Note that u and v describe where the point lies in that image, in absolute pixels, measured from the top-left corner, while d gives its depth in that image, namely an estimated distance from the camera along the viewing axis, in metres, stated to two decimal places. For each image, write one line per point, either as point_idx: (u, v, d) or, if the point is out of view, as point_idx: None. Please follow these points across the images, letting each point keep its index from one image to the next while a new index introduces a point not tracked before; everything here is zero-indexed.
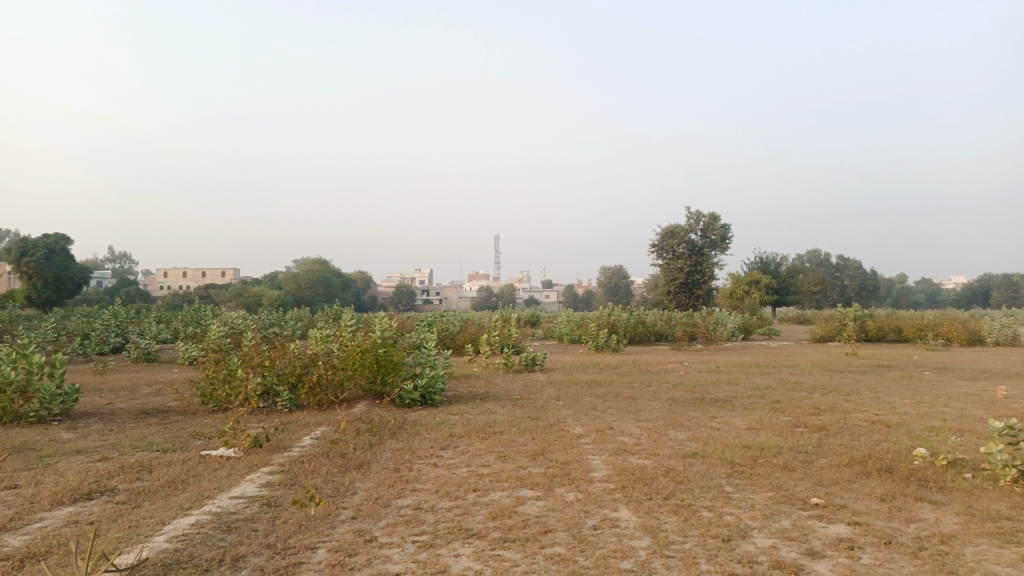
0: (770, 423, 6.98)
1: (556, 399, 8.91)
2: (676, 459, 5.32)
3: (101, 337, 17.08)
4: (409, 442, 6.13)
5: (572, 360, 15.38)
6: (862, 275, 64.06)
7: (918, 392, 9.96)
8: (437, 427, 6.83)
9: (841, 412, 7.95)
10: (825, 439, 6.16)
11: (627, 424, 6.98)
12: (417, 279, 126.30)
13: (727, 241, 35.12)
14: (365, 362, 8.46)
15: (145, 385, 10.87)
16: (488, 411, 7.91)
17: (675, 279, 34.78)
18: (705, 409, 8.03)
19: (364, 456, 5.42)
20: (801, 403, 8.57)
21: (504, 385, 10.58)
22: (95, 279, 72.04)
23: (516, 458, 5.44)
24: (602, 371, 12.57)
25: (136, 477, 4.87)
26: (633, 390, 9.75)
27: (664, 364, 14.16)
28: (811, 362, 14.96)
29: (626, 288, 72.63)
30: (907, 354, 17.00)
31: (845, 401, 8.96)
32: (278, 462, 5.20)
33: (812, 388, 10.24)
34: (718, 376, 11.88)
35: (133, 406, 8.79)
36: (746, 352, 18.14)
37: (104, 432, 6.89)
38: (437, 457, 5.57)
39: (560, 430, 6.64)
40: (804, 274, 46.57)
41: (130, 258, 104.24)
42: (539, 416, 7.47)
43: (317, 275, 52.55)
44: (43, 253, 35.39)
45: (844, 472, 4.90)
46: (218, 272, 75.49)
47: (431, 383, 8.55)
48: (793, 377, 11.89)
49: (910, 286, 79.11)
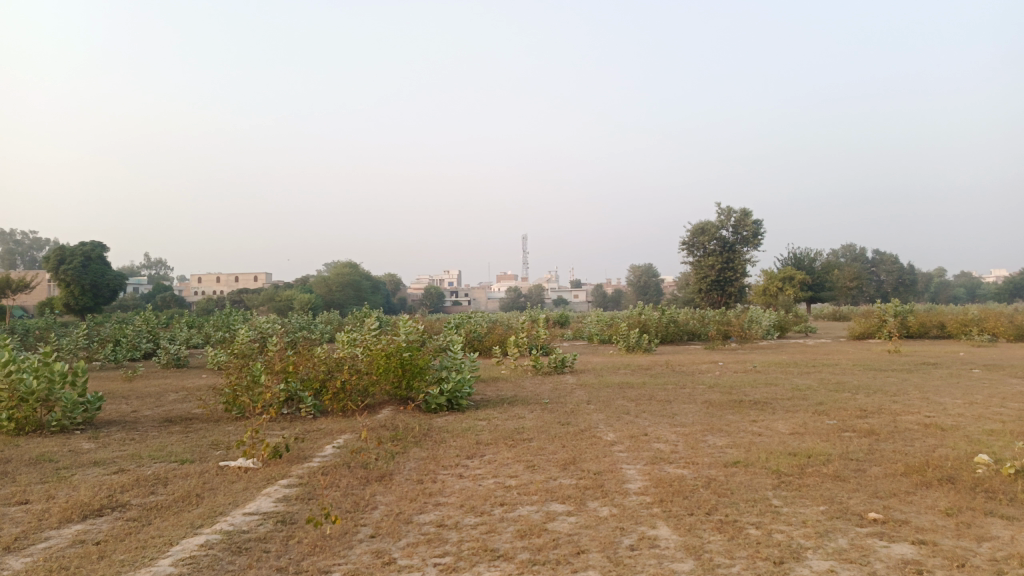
0: (815, 428, 6.59)
1: (587, 403, 8.60)
2: (717, 469, 4.98)
3: (133, 343, 17.15)
4: (433, 450, 5.88)
5: (603, 361, 15.07)
6: (898, 270, 62.71)
7: (970, 392, 9.43)
8: (463, 435, 6.56)
9: (890, 414, 7.51)
10: (876, 445, 5.76)
11: (662, 430, 6.64)
12: (446, 280, 126.83)
13: (759, 236, 34.42)
14: (390, 366, 8.24)
15: (172, 392, 10.78)
16: (517, 416, 7.63)
17: (706, 277, 34.21)
18: (743, 413, 7.64)
19: (386, 466, 5.16)
20: (845, 405, 8.14)
21: (533, 388, 10.28)
22: (132, 286, 73.29)
23: (545, 468, 5.14)
24: (635, 372, 12.21)
25: (150, 492, 4.67)
26: (667, 393, 9.38)
27: (698, 365, 13.76)
28: (852, 361, 14.39)
29: (655, 287, 71.84)
30: (953, 351, 16.34)
31: (893, 402, 8.51)
32: (297, 474, 4.97)
33: (856, 389, 9.77)
34: (755, 377, 11.44)
35: (158, 414, 8.67)
36: (782, 351, 17.59)
37: (125, 442, 6.75)
38: (462, 466, 5.30)
39: (591, 437, 6.33)
40: (839, 269, 45.59)
41: (165, 265, 105.95)
42: (569, 422, 7.17)
43: (348, 278, 52.85)
44: (80, 260, 35.97)
45: (902, 483, 4.51)
46: (251, 277, 76.38)
47: (457, 387, 8.34)
48: (834, 377, 11.41)
49: (949, 282, 77.25)
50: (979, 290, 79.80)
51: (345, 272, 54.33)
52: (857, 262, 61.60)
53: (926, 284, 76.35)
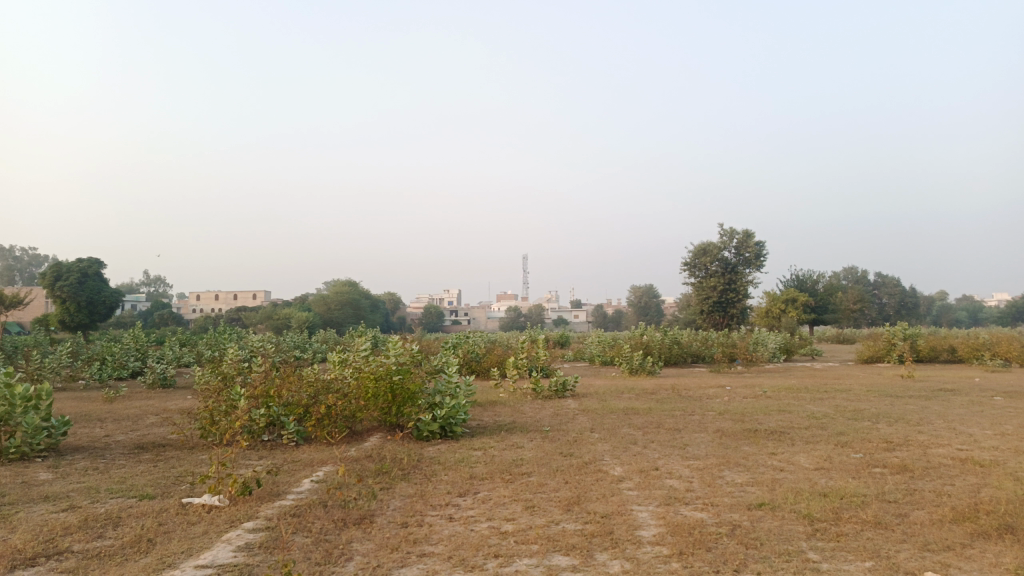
0: (841, 463, 6.02)
1: (590, 430, 8.03)
2: (740, 513, 4.41)
3: (121, 361, 16.51)
4: (423, 486, 5.31)
5: (605, 384, 14.55)
6: (901, 293, 62.27)
7: (998, 421, 8.82)
8: (456, 467, 5.98)
9: (918, 447, 6.93)
10: (913, 484, 5.18)
11: (674, 463, 6.08)
12: (446, 299, 126.50)
13: (761, 258, 33.90)
14: (379, 391, 7.69)
15: (151, 415, 10.19)
16: (514, 446, 7.06)
17: (708, 298, 33.66)
18: (760, 444, 7.06)
19: (367, 506, 4.59)
20: (868, 436, 7.56)
21: (532, 414, 9.69)
22: (129, 303, 72.72)
23: (545, 510, 4.56)
24: (640, 397, 11.62)
25: (97, 536, 4.11)
26: (676, 420, 8.82)
27: (704, 389, 13.17)
28: (865, 386, 13.76)
29: (656, 307, 71.49)
30: (968, 377, 15.76)
31: (918, 432, 7.93)
32: (266, 515, 4.40)
33: (876, 418, 9.17)
34: (767, 403, 10.84)
35: (131, 439, 8.08)
36: (791, 375, 16.98)
37: (87, 472, 6.18)
38: (453, 506, 4.73)
39: (597, 471, 5.77)
40: (842, 292, 45.13)
41: (164, 283, 105.46)
42: (572, 453, 6.58)
43: (347, 297, 52.38)
44: (76, 277, 35.49)
45: (955, 532, 3.94)
46: (250, 294, 75.89)
47: (451, 414, 7.79)
48: (850, 404, 10.81)
49: (950, 306, 76.69)
50: (982, 314, 79.21)
51: (343, 290, 53.80)
52: (858, 284, 61.17)
53: (929, 307, 75.59)
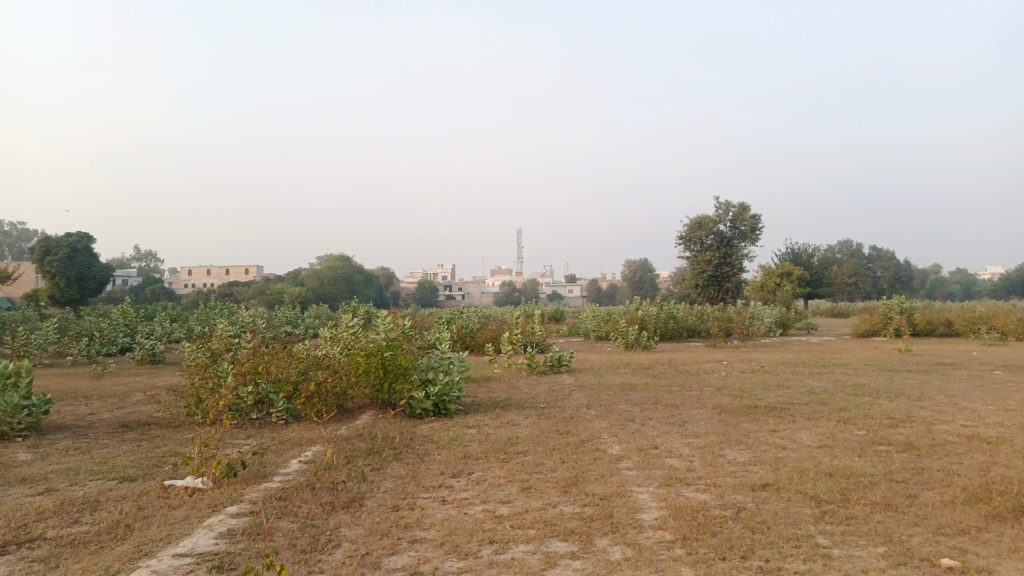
0: (844, 441, 5.86)
1: (587, 407, 7.86)
2: (744, 494, 4.25)
3: (109, 337, 16.29)
4: (415, 466, 5.14)
5: (600, 359, 14.39)
6: (895, 266, 62.27)
7: (1000, 396, 8.68)
8: (449, 447, 5.81)
9: (921, 423, 6.78)
10: (919, 463, 5.03)
11: (673, 442, 5.91)
12: (440, 274, 126.31)
13: (757, 232, 33.68)
14: (371, 367, 7.49)
15: (139, 392, 9.99)
16: (510, 424, 6.88)
17: (702, 273, 33.50)
18: (760, 421, 6.90)
19: (356, 489, 4.42)
20: (870, 412, 7.41)
21: (528, 390, 9.53)
22: (121, 279, 72.17)
23: (542, 491, 4.39)
24: (636, 372, 11.46)
25: (71, 522, 3.92)
26: (674, 396, 8.66)
27: (701, 364, 13.02)
28: (862, 360, 13.63)
29: (650, 282, 71.42)
30: (965, 350, 15.65)
31: (920, 408, 7.79)
32: (250, 498, 4.21)
33: (877, 393, 9.03)
34: (765, 378, 10.69)
35: (116, 418, 7.87)
36: (787, 349, 16.87)
37: (68, 452, 5.97)
38: (446, 488, 4.55)
39: (594, 449, 5.60)
40: (836, 267, 45.05)
41: (157, 258, 104.73)
42: (569, 431, 6.41)
43: (340, 271, 52.07)
44: (65, 252, 35.03)
45: (969, 515, 3.79)
46: (243, 269, 75.38)
47: (445, 390, 7.62)
48: (849, 378, 10.68)
49: (942, 280, 76.82)
50: (974, 287, 79.46)
51: (336, 265, 53.36)
52: (852, 258, 61.07)
53: (922, 281, 75.68)
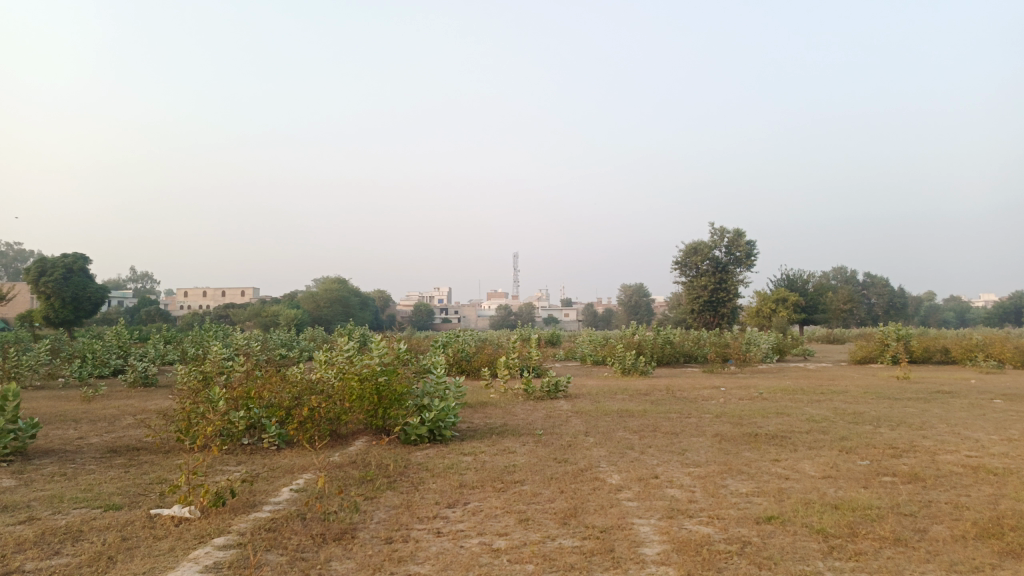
0: (848, 471, 5.74)
1: (585, 434, 7.73)
2: (748, 527, 4.13)
3: (102, 359, 16.13)
4: (410, 496, 5.00)
5: (597, 384, 14.26)
6: (889, 293, 62.38)
7: (1002, 426, 8.58)
8: (445, 475, 5.67)
9: (925, 453, 6.67)
10: (926, 495, 4.91)
11: (674, 471, 5.78)
12: (436, 298, 126.22)
13: (752, 258, 33.72)
14: (365, 392, 7.37)
15: (129, 415, 9.83)
16: (506, 451, 6.75)
17: (698, 298, 33.47)
18: (762, 450, 6.78)
19: (349, 519, 4.28)
20: (873, 442, 7.29)
21: (524, 416, 9.39)
22: (116, 300, 71.91)
23: (540, 523, 4.26)
24: (633, 398, 11.33)
25: (51, 553, 3.77)
26: (673, 424, 8.53)
27: (699, 390, 12.90)
28: (861, 387, 13.52)
29: (646, 307, 71.39)
30: (963, 378, 15.55)
31: (922, 437, 7.68)
32: (238, 529, 4.07)
33: (877, 421, 8.91)
34: (764, 405, 10.56)
35: (105, 442, 7.70)
36: (785, 375, 16.76)
37: (53, 478, 5.81)
38: (441, 519, 4.42)
39: (593, 479, 5.47)
40: (832, 293, 45.10)
41: (152, 279, 104.48)
42: (566, 459, 6.28)
43: (336, 294, 51.94)
44: (61, 272, 34.85)
45: (981, 551, 3.67)
46: (238, 291, 75.24)
47: (441, 416, 7.49)
48: (849, 406, 10.56)
49: (937, 307, 76.96)
50: (969, 314, 79.61)
51: (332, 288, 53.28)
52: (847, 285, 61.18)
53: (917, 307, 75.79)
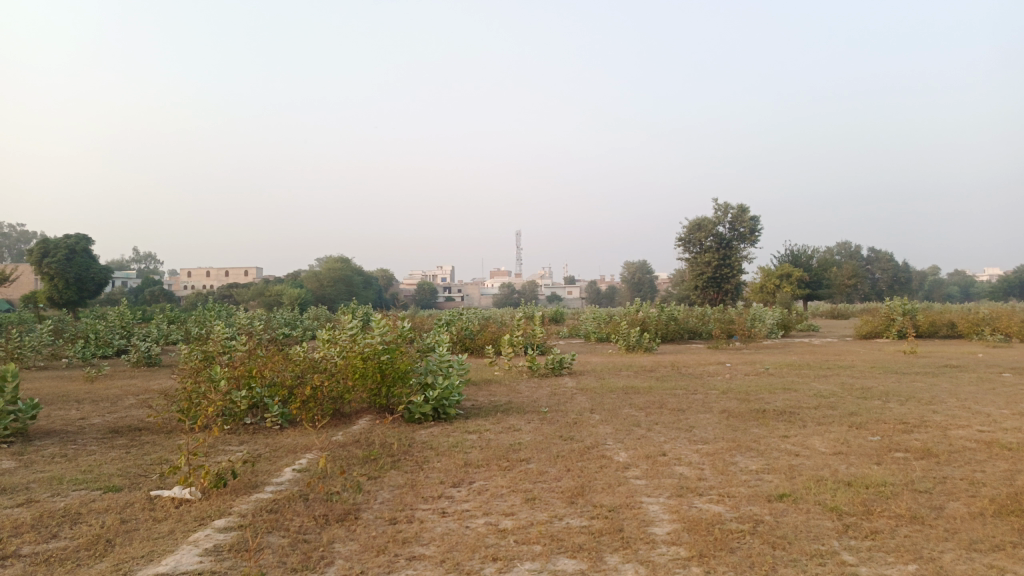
0: (860, 447, 5.65)
1: (591, 412, 7.64)
2: (760, 505, 4.04)
3: (105, 339, 16.07)
4: (414, 475, 4.92)
5: (602, 361, 14.18)
6: (894, 268, 62.13)
7: (1013, 399, 8.47)
8: (450, 453, 5.59)
9: (937, 428, 6.56)
10: (940, 471, 4.81)
11: (682, 448, 5.69)
12: (439, 276, 126.07)
13: (756, 233, 33.48)
14: (368, 371, 7.27)
15: (132, 395, 9.76)
16: (511, 429, 6.67)
17: (702, 274, 33.30)
18: (770, 426, 6.69)
19: (352, 500, 4.20)
20: (883, 417, 7.19)
21: (529, 393, 9.30)
22: (120, 280, 72.01)
23: (547, 502, 4.18)
24: (639, 375, 11.23)
25: (48, 536, 3.69)
26: (679, 400, 8.44)
27: (705, 366, 12.81)
28: (868, 362, 13.42)
29: (649, 284, 71.22)
30: (970, 352, 15.44)
31: (932, 412, 7.58)
32: (240, 511, 3.99)
33: (887, 396, 8.81)
34: (771, 381, 10.46)
35: (107, 423, 7.64)
36: (791, 351, 16.66)
37: (53, 459, 5.74)
38: (446, 499, 4.33)
39: (600, 457, 5.39)
40: (836, 269, 44.90)
41: (155, 259, 104.52)
42: (572, 436, 6.19)
43: (339, 273, 51.86)
44: (64, 253, 34.76)
45: (1001, 529, 3.57)
46: (241, 270, 75.28)
47: (445, 395, 7.40)
48: (857, 381, 10.46)
49: (942, 282, 76.66)
50: (973, 289, 79.43)
51: (335, 267, 53.21)
52: (852, 260, 60.86)
53: (921, 282, 75.49)
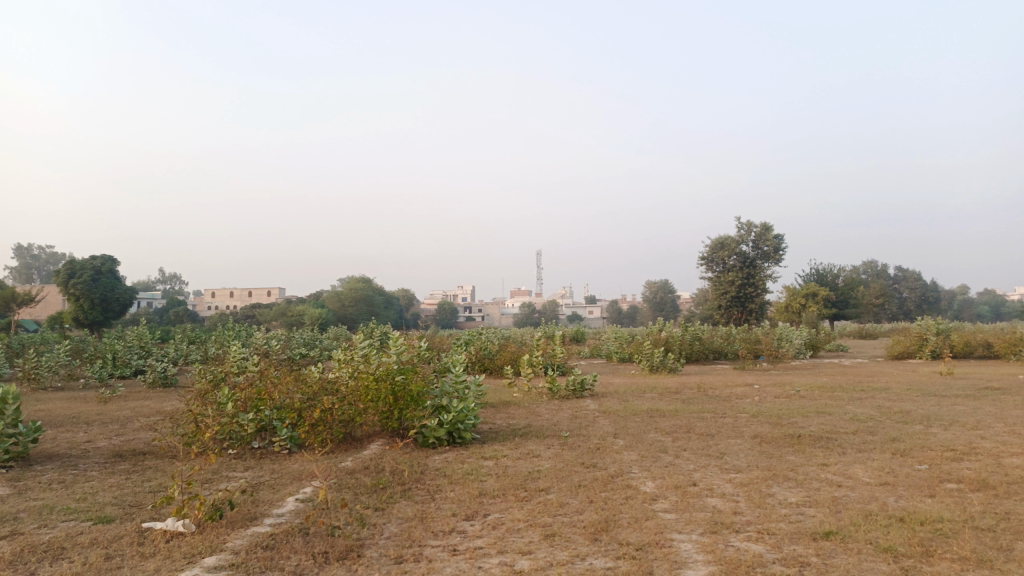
0: (908, 477, 5.21)
1: (614, 437, 7.25)
2: (804, 545, 3.64)
3: (123, 359, 15.96)
4: (424, 506, 4.58)
5: (624, 382, 13.74)
6: (922, 287, 60.90)
7: None
8: (464, 482, 5.24)
9: (989, 456, 6.09)
10: (1001, 506, 4.37)
11: (713, 477, 5.29)
12: (460, 296, 126.12)
13: (780, 252, 32.89)
14: (380, 393, 6.94)
15: (142, 418, 9.53)
16: (530, 455, 6.30)
17: (725, 293, 32.71)
18: (807, 453, 6.26)
19: (356, 535, 3.86)
20: (928, 443, 6.72)
21: (549, 417, 8.92)
22: (146, 300, 72.71)
23: (568, 539, 3.81)
24: (664, 397, 10.80)
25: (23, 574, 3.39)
26: (707, 424, 8.02)
27: (732, 388, 12.33)
28: (903, 384, 12.84)
29: (672, 303, 70.47)
30: (1011, 374, 14.75)
31: (980, 438, 7.07)
32: (233, 547, 3.68)
33: (928, 421, 8.30)
34: (802, 404, 9.98)
35: (112, 446, 7.38)
36: (820, 372, 16.09)
37: (50, 486, 5.48)
38: (458, 534, 3.98)
39: (625, 486, 5.01)
40: (863, 288, 44.04)
41: (180, 280, 105.59)
42: (595, 464, 5.81)
43: (361, 293, 51.84)
44: (90, 274, 34.99)
45: None
46: (265, 291, 75.68)
47: (460, 418, 7.08)
48: (895, 404, 9.94)
49: (971, 302, 74.97)
50: (1004, 309, 77.71)
51: (357, 287, 53.21)
52: (880, 279, 59.70)
53: (950, 302, 73.91)
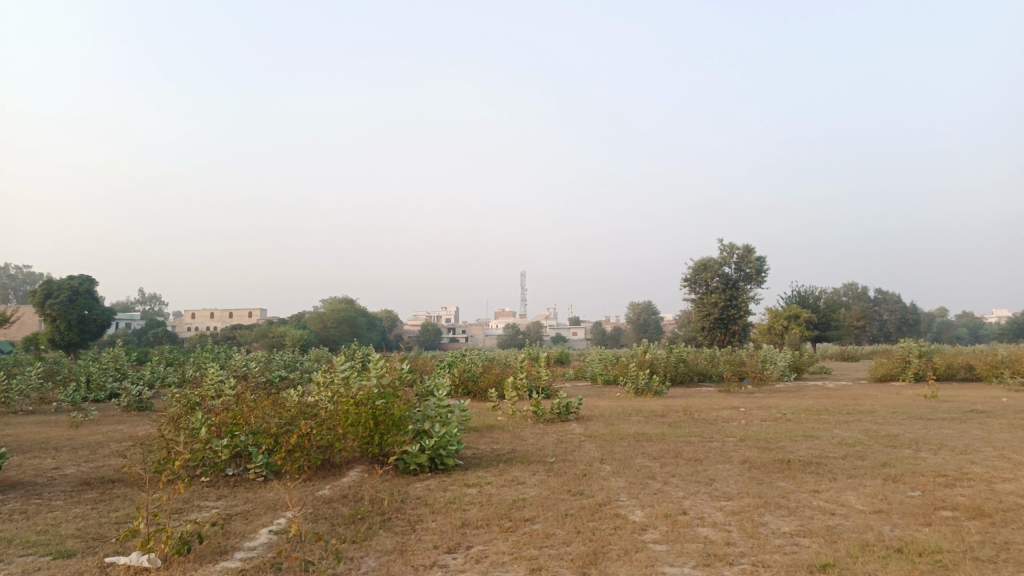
0: (901, 504, 5.09)
1: (601, 462, 7.09)
2: None
3: (97, 382, 15.57)
4: (404, 538, 4.37)
5: (610, 405, 13.58)
6: (902, 309, 61.44)
7: None
8: (447, 511, 5.05)
9: (981, 482, 5.99)
10: (999, 534, 4.26)
11: (703, 505, 5.14)
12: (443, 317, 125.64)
13: (763, 274, 33.02)
14: (361, 418, 6.72)
15: (114, 443, 9.22)
16: (515, 482, 6.12)
17: (709, 315, 32.73)
18: (798, 479, 6.12)
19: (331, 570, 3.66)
20: (919, 468, 6.62)
21: (534, 441, 8.73)
22: (125, 321, 71.68)
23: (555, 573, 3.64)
24: (650, 420, 10.65)
25: None
26: (695, 449, 7.87)
27: (718, 410, 12.21)
28: (889, 407, 12.79)
29: (655, 325, 70.56)
30: (993, 397, 14.78)
31: (971, 463, 6.98)
32: None
33: (916, 445, 8.21)
34: (790, 427, 9.87)
35: (80, 473, 7.09)
36: (805, 395, 16.03)
37: (10, 517, 5.20)
38: (440, 568, 3.79)
39: (614, 515, 4.85)
40: (844, 309, 44.30)
41: (160, 300, 104.36)
42: (582, 491, 5.64)
43: (343, 314, 51.39)
44: (67, 294, 34.39)
45: None
46: (246, 312, 74.89)
47: (442, 444, 6.88)
48: (882, 428, 9.85)
49: (950, 324, 75.74)
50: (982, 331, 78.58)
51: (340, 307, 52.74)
52: (861, 301, 60.16)
53: (930, 324, 74.63)
